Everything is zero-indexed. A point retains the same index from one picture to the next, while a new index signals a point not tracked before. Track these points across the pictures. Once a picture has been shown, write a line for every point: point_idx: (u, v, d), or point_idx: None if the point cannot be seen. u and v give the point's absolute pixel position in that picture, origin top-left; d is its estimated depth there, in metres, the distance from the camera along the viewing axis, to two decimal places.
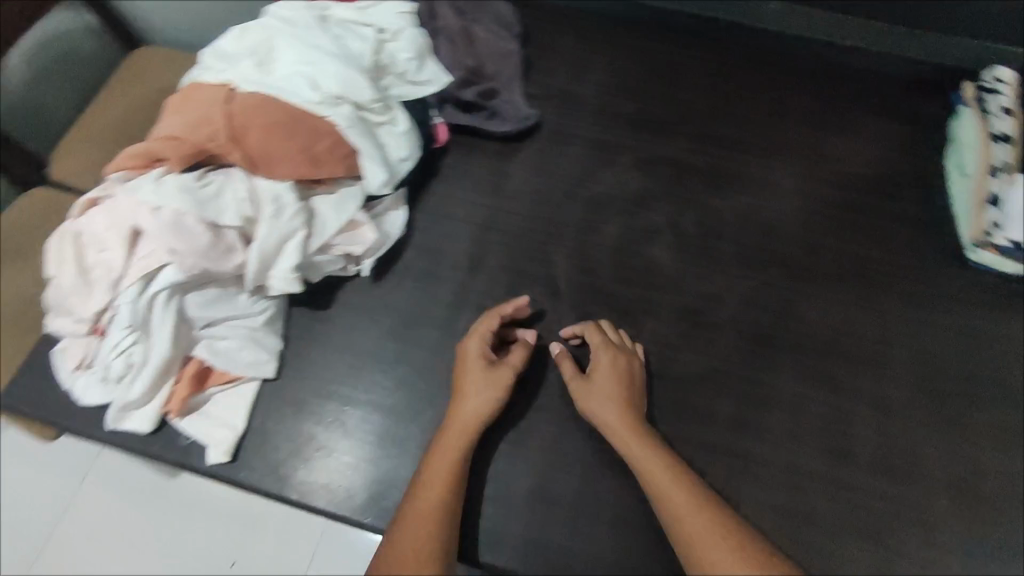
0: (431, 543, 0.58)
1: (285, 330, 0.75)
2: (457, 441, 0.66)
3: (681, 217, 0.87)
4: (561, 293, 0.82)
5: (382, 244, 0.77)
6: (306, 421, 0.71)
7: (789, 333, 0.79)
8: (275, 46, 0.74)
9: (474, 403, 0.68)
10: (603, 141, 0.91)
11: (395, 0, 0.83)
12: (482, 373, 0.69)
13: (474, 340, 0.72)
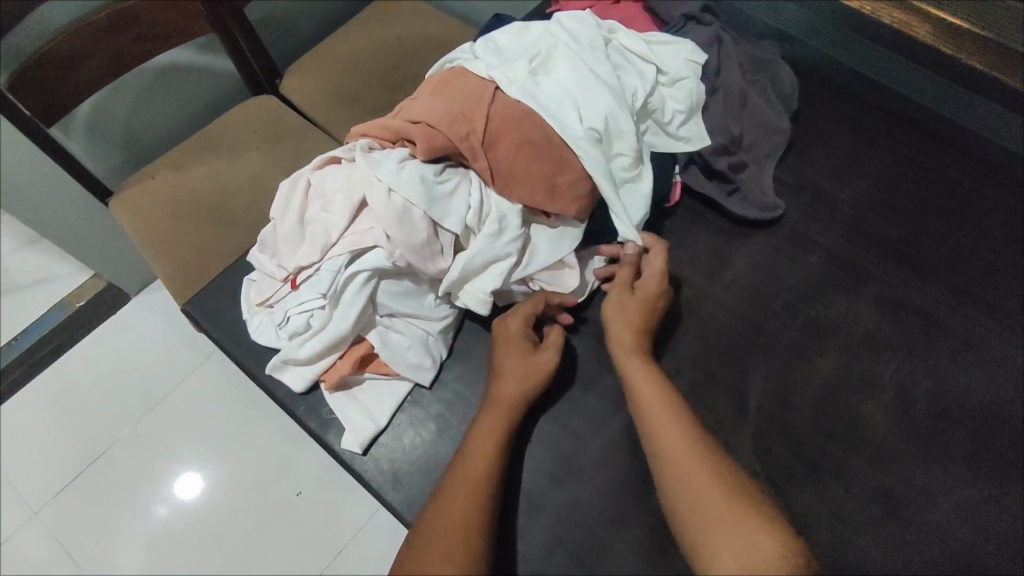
0: (465, 517, 0.58)
1: (453, 341, 0.73)
2: (493, 425, 0.63)
3: (914, 381, 0.73)
4: (748, 414, 0.71)
5: (579, 293, 0.72)
6: (444, 443, 0.68)
7: (1002, 570, 0.64)
8: (554, 59, 0.71)
9: (503, 387, 0.65)
10: (848, 261, 0.79)
11: (687, 44, 0.76)
12: (522, 363, 0.66)
13: (517, 319, 0.68)
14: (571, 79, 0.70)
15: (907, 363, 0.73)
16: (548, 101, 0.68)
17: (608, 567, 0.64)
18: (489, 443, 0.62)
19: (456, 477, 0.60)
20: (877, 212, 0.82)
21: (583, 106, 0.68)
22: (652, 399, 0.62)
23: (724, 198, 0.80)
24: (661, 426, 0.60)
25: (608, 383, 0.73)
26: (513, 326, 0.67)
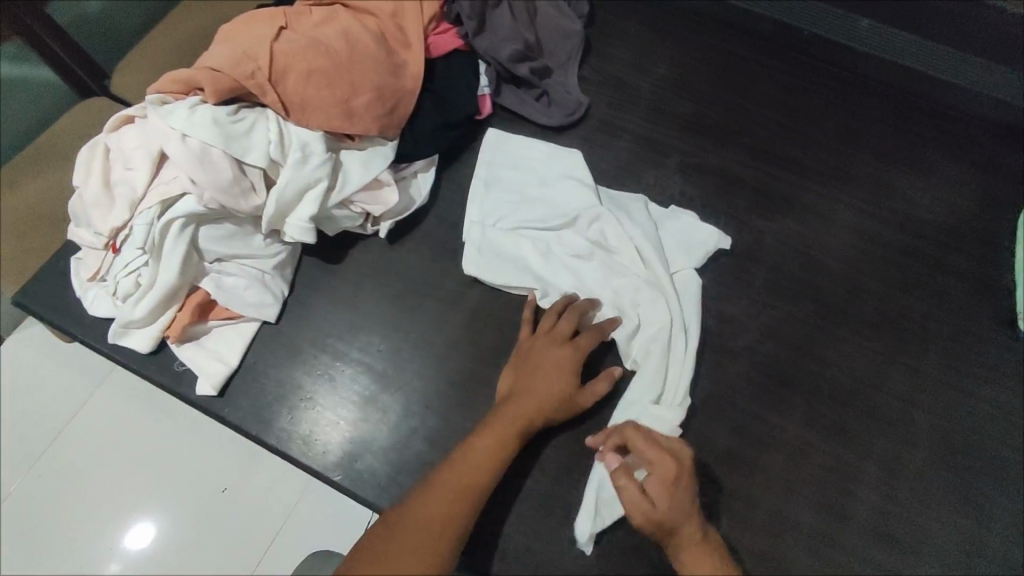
0: (438, 529, 0.56)
1: (293, 277, 0.76)
2: (506, 437, 0.63)
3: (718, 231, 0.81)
4: None
5: (402, 209, 0.77)
6: (298, 370, 0.72)
7: (810, 374, 0.73)
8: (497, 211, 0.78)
9: (517, 405, 0.64)
10: (654, 139, 0.86)
11: (555, 176, 0.80)
12: (552, 393, 0.65)
13: (554, 350, 0.67)
14: (533, 213, 0.77)
15: (713, 219, 0.81)
16: (498, 252, 0.75)
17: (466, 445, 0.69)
18: (499, 436, 0.62)
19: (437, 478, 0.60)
20: (674, 92, 0.89)
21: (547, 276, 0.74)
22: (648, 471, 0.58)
23: (534, 105, 0.86)
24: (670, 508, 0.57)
25: (448, 288, 0.76)
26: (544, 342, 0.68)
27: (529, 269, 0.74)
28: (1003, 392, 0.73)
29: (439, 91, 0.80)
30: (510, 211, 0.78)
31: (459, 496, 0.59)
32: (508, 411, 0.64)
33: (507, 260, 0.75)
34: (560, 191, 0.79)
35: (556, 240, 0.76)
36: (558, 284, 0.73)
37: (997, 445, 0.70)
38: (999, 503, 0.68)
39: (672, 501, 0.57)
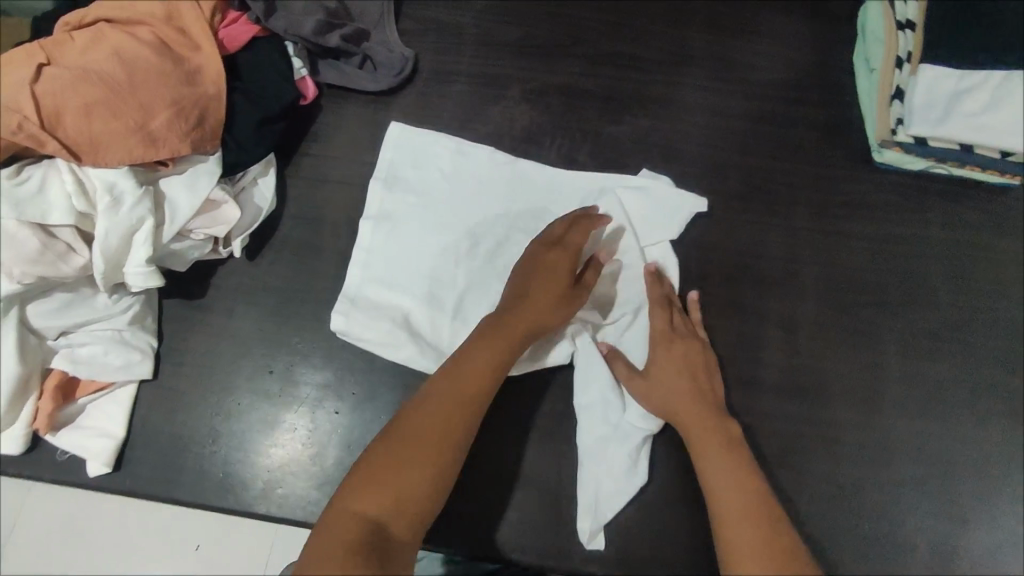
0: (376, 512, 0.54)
1: (159, 325, 0.71)
2: (450, 396, 0.60)
3: (578, 150, 0.80)
4: None
5: (251, 222, 0.72)
6: (193, 417, 0.68)
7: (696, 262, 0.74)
8: (400, 228, 0.74)
9: (469, 361, 0.62)
10: (490, 74, 0.83)
11: (461, 179, 0.77)
12: (553, 296, 0.66)
13: (560, 262, 0.67)
14: (416, 250, 0.73)
15: (569, 139, 0.80)
16: (376, 305, 0.71)
17: None
18: (465, 389, 0.61)
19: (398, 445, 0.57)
20: (498, 21, 0.85)
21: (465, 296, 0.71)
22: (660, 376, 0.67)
23: (358, 74, 0.81)
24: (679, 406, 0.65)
25: (324, 288, 0.73)
26: (520, 271, 0.68)
27: (433, 291, 0.71)
28: (875, 222, 0.76)
29: (249, 87, 0.74)
30: (411, 224, 0.74)
31: (427, 460, 0.57)
32: (465, 359, 0.62)
33: (377, 313, 0.70)
34: (459, 211, 0.75)
35: (443, 271, 0.72)
36: (442, 325, 0.70)
37: (880, 273, 0.73)
38: (891, 325, 0.71)
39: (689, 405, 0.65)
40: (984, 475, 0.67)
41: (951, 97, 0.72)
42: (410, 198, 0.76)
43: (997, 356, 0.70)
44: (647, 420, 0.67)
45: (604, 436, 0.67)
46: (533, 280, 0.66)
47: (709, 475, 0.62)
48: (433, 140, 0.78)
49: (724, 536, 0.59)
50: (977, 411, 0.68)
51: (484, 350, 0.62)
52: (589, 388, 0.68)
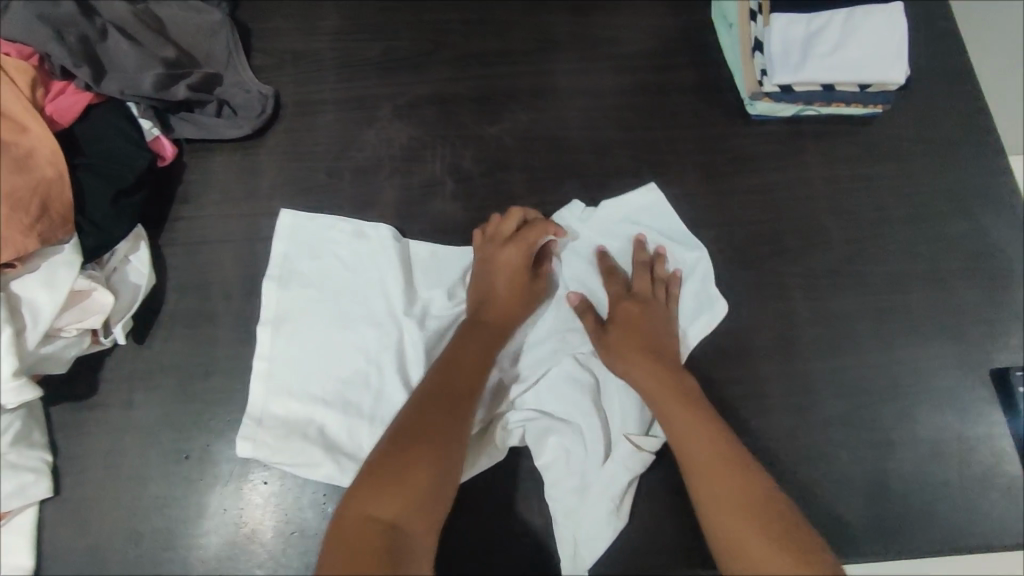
0: (383, 509, 0.51)
1: (49, 436, 0.65)
2: (451, 379, 0.61)
3: (463, 157, 0.78)
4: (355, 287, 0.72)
5: (129, 304, 0.67)
6: (109, 525, 0.63)
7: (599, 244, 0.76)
8: (297, 329, 0.68)
9: (430, 413, 0.58)
10: (358, 97, 0.79)
11: (354, 268, 0.71)
12: (513, 284, 0.69)
13: (515, 251, 0.69)
14: (319, 351, 0.68)
15: (452, 147, 0.78)
16: (290, 425, 0.65)
17: (319, 493, 0.65)
18: (438, 433, 0.57)
19: (368, 497, 0.52)
20: (355, 40, 0.82)
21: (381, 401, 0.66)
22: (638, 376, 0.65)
23: (219, 121, 0.75)
24: (679, 424, 0.61)
25: (226, 355, 0.69)
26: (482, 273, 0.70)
27: (348, 402, 0.66)
28: (762, 174, 0.77)
29: (95, 160, 0.67)
30: (306, 325, 0.69)
31: (428, 445, 0.55)
32: (463, 353, 0.64)
33: (287, 434, 0.65)
34: (369, 304, 0.70)
35: (358, 374, 0.67)
36: (361, 434, 0.65)
37: (776, 222, 0.75)
38: (794, 270, 0.73)
39: (693, 424, 0.61)
40: (903, 395, 0.69)
41: (805, 41, 0.74)
42: (315, 295, 0.70)
43: (893, 279, 0.73)
44: (629, 463, 0.64)
45: (575, 488, 0.64)
46: (498, 278, 0.69)
47: (701, 453, 0.59)
48: (324, 225, 0.73)
49: (727, 533, 0.55)
50: (886, 335, 0.71)
51: (470, 349, 0.64)
52: (546, 446, 0.66)
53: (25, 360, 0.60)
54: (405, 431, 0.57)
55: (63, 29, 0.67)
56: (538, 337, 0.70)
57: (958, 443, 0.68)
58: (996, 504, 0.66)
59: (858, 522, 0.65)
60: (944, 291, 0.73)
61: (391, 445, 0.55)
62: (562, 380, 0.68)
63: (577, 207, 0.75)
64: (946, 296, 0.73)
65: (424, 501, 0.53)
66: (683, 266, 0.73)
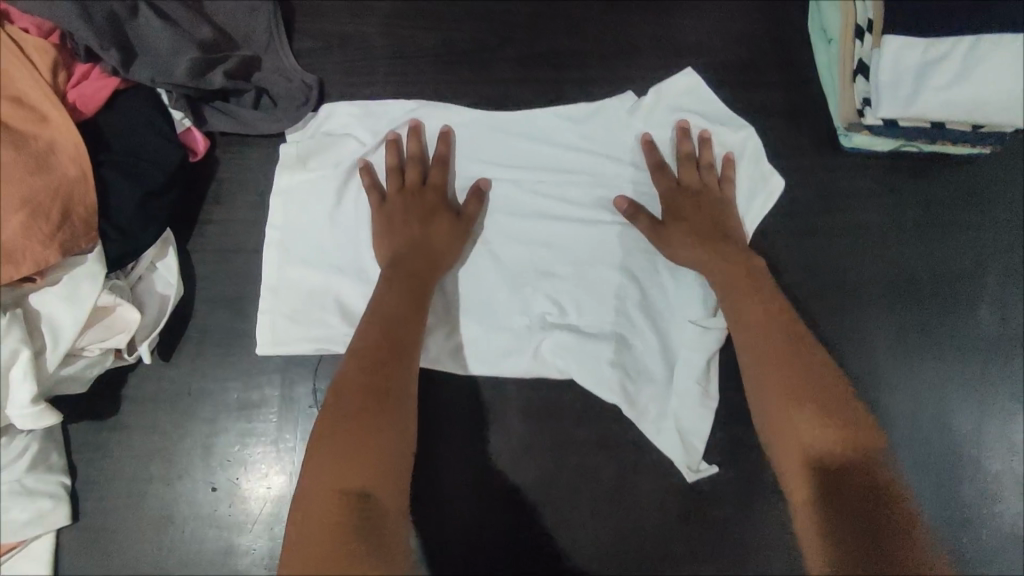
0: (342, 450, 0.48)
1: (67, 457, 0.60)
2: (399, 291, 0.59)
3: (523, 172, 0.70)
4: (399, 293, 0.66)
5: (158, 317, 0.61)
6: (133, 555, 0.59)
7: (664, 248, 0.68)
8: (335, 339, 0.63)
9: (357, 361, 0.54)
10: (411, 93, 0.72)
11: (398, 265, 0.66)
12: (445, 227, 0.64)
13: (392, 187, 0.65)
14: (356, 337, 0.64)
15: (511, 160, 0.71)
16: (336, 315, 0.64)
17: None
18: (362, 383, 0.52)
19: (325, 434, 0.50)
20: (408, 28, 0.73)
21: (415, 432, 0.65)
22: (699, 257, 0.64)
23: (257, 114, 0.67)
24: (777, 373, 0.55)
25: (260, 379, 0.63)
26: (411, 202, 0.64)
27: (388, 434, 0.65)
28: (847, 213, 0.71)
29: (119, 156, 0.60)
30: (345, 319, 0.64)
31: (381, 371, 0.53)
32: (411, 265, 0.61)
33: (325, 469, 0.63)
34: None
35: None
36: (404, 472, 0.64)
37: (856, 271, 0.70)
38: (867, 324, 0.69)
39: (791, 371, 0.55)
40: (958, 462, 0.68)
41: (919, 72, 0.66)
42: (328, 177, 0.67)
43: (970, 341, 0.69)
44: (690, 358, 0.65)
45: (641, 401, 0.65)
46: (399, 214, 0.64)
47: (763, 337, 0.58)
48: (325, 112, 0.69)
49: (791, 421, 0.53)
50: (952, 397, 0.69)
51: (412, 275, 0.61)
52: (599, 365, 0.65)
53: (44, 381, 0.55)
54: (364, 337, 0.56)
55: (88, 4, 0.59)
56: (572, 245, 0.68)
57: None
58: None
59: None
60: (1021, 356, 0.69)
61: (346, 378, 0.53)
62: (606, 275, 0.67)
63: (628, 98, 0.71)
64: (1023, 362, 0.69)
65: (370, 463, 0.47)
66: (732, 149, 0.70)
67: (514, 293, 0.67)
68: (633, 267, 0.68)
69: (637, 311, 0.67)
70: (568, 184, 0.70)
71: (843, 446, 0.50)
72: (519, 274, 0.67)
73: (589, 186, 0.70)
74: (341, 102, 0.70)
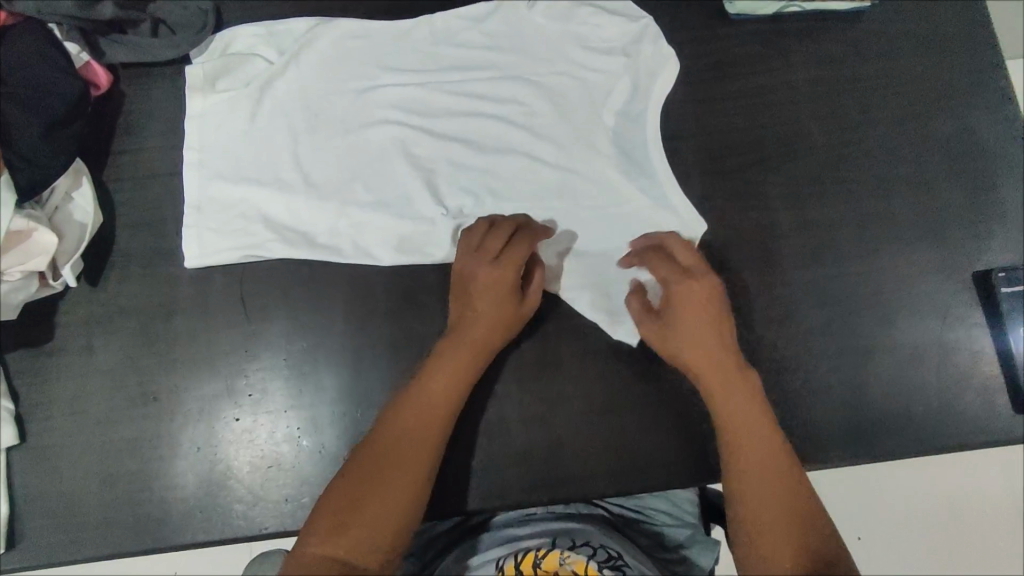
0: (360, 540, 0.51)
1: (10, 383, 0.63)
2: (424, 407, 0.58)
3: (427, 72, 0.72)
4: (314, 196, 0.67)
5: (78, 244, 0.64)
6: (82, 469, 0.62)
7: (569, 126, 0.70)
8: (257, 243, 0.66)
9: (471, 326, 0.61)
10: (309, 9, 0.73)
11: (310, 169, 0.68)
12: (493, 283, 0.62)
13: (478, 260, 0.62)
14: (277, 240, 0.66)
15: (413, 59, 0.72)
16: (259, 223, 0.67)
17: (294, 428, 0.64)
18: (472, 338, 0.61)
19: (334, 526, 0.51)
20: None
21: (341, 328, 0.65)
22: (686, 323, 0.61)
23: (152, 42, 0.68)
24: (740, 410, 0.59)
25: (188, 293, 0.66)
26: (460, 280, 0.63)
27: (319, 331, 0.65)
28: (743, 78, 0.73)
29: (17, 90, 0.61)
30: (265, 223, 0.67)
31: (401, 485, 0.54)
32: (446, 354, 0.60)
33: (260, 370, 0.65)
34: (314, 105, 0.70)
35: (323, 173, 0.68)
36: (337, 367, 0.65)
37: (757, 132, 0.72)
38: (777, 179, 0.71)
39: (754, 414, 0.58)
40: (883, 303, 0.68)
41: None
42: (240, 95, 0.69)
43: (878, 185, 0.71)
44: (603, 232, 0.68)
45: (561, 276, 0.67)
46: (462, 288, 0.63)
47: (744, 428, 0.58)
48: (229, 35, 0.71)
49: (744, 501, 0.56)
50: (868, 241, 0.69)
51: (442, 373, 0.59)
52: None
53: None
54: (390, 456, 0.55)
55: None
56: (487, 138, 0.70)
57: (938, 347, 0.68)
58: (972, 404, 0.66)
59: (838, 429, 0.65)
60: (928, 193, 0.71)
61: (353, 481, 0.54)
62: (518, 162, 0.69)
63: None
64: (929, 199, 0.70)
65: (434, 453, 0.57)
66: (633, 32, 0.72)
67: (428, 181, 0.68)
68: (543, 152, 0.69)
69: (553, 192, 0.68)
70: (475, 80, 0.71)
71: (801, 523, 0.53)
72: (433, 164, 0.69)
73: (495, 77, 0.71)
74: (244, 25, 0.71)
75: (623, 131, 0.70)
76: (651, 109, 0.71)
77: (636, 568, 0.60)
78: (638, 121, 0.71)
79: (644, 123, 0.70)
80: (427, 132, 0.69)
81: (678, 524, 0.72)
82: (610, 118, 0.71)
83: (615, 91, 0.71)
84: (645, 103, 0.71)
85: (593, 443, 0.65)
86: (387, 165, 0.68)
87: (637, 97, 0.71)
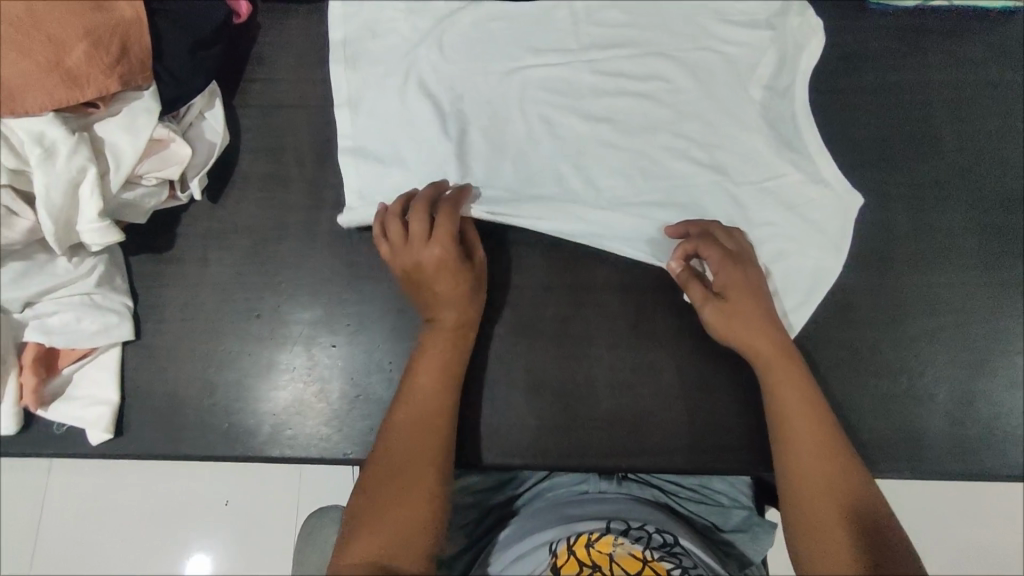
0: (401, 527, 0.53)
1: (131, 284, 0.67)
2: (435, 376, 0.59)
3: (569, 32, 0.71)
4: (429, 141, 0.68)
5: (205, 159, 0.67)
6: (187, 371, 0.65)
7: (692, 103, 0.69)
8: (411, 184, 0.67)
9: (443, 308, 0.61)
10: None
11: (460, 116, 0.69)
12: (420, 277, 0.60)
13: (404, 255, 0.61)
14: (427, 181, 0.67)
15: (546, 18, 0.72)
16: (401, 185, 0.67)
17: (386, 362, 0.66)
18: (452, 318, 0.61)
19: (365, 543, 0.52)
20: None
21: None
22: (738, 338, 0.59)
23: None
24: (782, 380, 0.57)
25: (300, 220, 0.68)
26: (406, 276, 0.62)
27: None
28: (878, 71, 0.70)
29: (171, 6, 0.64)
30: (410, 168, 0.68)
31: (423, 462, 0.56)
32: (438, 331, 0.61)
33: (362, 302, 0.67)
34: (456, 73, 0.70)
35: (469, 140, 0.69)
36: None
37: (885, 129, 0.69)
38: (900, 179, 0.68)
39: (808, 427, 0.56)
40: (998, 319, 0.65)
41: None
42: (378, 39, 0.71)
43: (1009, 198, 0.67)
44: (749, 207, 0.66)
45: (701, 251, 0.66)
46: (418, 281, 0.62)
47: (800, 444, 0.55)
48: None
49: (796, 514, 0.53)
50: (990, 254, 0.66)
51: (440, 345, 0.61)
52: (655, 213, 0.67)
53: (111, 205, 0.61)
54: (400, 444, 0.56)
55: None
56: (629, 107, 0.69)
57: None
58: None
59: (934, 440, 0.62)
60: None
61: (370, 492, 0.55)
62: (660, 134, 0.69)
63: None
64: None
65: (444, 424, 0.58)
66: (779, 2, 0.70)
67: (570, 146, 0.69)
68: (686, 124, 0.69)
69: (704, 163, 0.68)
70: (617, 53, 0.71)
71: (854, 544, 0.51)
72: (572, 130, 0.69)
73: (637, 49, 0.71)
74: None
75: (769, 105, 0.69)
76: (798, 82, 0.69)
77: (692, 555, 0.58)
78: (784, 96, 0.69)
79: (790, 98, 0.69)
80: (567, 99, 0.70)
81: (736, 508, 0.71)
82: (756, 91, 0.69)
83: (761, 63, 0.69)
84: (792, 78, 0.69)
85: (673, 417, 0.64)
86: (531, 126, 0.69)
87: (783, 70, 0.69)
